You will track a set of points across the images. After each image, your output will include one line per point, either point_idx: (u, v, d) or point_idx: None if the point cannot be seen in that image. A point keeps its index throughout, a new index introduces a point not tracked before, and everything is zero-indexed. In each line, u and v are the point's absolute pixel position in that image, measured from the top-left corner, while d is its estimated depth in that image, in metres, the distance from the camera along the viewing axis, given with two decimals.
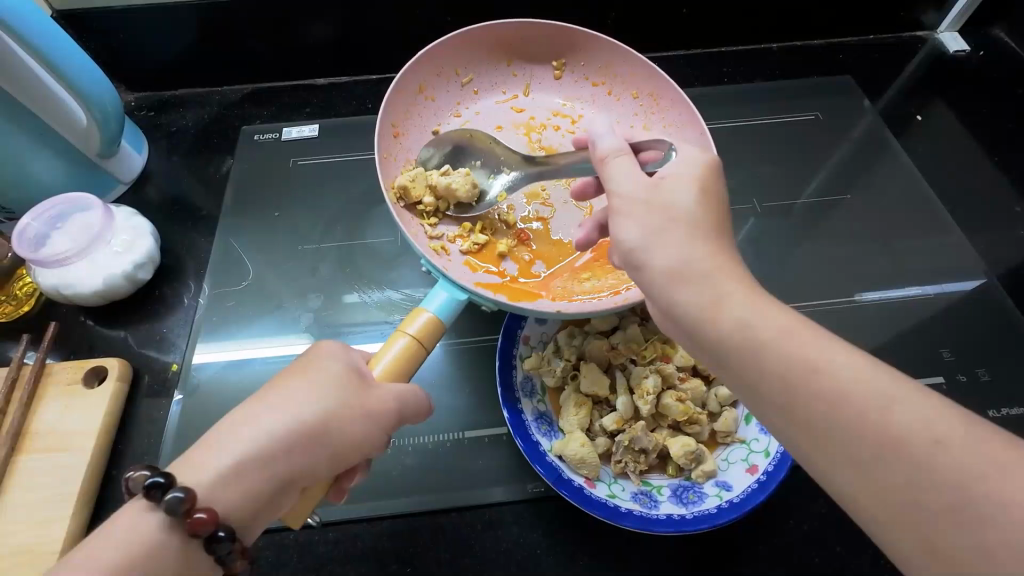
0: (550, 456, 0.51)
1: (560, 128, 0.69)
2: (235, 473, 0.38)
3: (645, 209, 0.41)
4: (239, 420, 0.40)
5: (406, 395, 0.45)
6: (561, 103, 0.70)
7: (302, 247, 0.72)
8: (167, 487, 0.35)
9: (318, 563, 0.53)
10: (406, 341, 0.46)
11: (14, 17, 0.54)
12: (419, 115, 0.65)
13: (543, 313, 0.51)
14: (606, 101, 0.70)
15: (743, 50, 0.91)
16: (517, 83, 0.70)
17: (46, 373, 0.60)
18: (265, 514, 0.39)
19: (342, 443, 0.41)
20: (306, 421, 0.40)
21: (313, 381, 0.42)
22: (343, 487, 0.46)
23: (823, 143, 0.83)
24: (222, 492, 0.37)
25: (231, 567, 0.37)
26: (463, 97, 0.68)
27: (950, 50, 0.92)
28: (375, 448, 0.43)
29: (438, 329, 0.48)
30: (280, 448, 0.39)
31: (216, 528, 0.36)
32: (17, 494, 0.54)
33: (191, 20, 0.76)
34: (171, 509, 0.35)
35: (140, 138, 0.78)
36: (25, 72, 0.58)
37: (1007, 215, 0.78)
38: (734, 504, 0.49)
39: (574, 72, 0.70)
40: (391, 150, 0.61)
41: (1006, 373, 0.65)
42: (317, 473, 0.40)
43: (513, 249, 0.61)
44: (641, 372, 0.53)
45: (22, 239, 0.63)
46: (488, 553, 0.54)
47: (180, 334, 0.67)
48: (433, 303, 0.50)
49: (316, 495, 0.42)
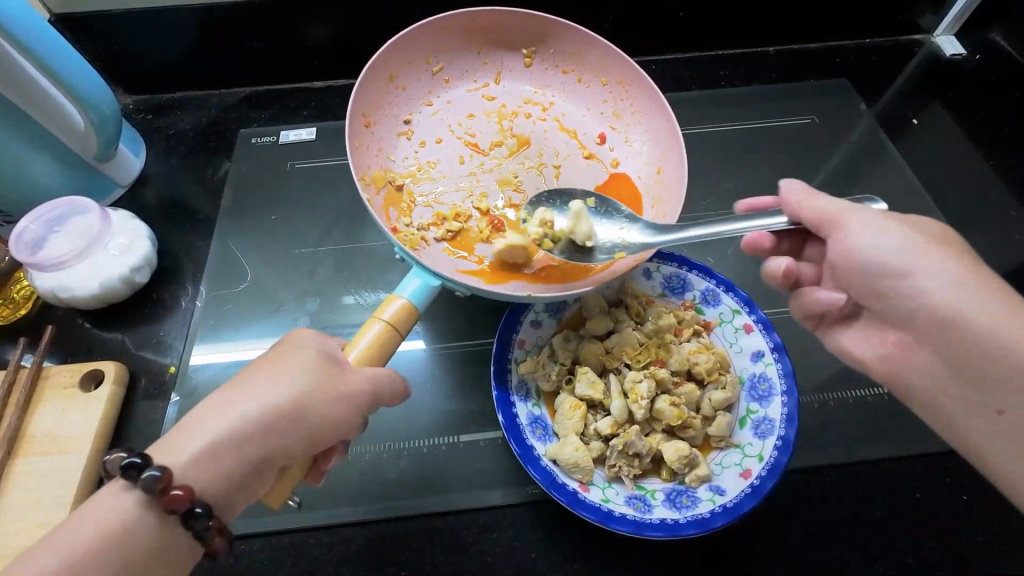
0: (545, 460, 0.51)
1: (531, 116, 0.70)
2: (209, 454, 0.38)
3: (887, 239, 0.46)
4: (216, 407, 0.40)
5: (382, 378, 0.46)
6: (532, 91, 0.71)
7: (299, 249, 0.72)
8: (143, 467, 0.36)
9: (315, 565, 0.54)
10: (380, 326, 0.48)
11: (15, 24, 0.54)
12: (390, 104, 0.66)
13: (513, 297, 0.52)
14: (576, 88, 0.70)
15: (741, 53, 0.91)
16: (488, 71, 0.71)
17: (44, 376, 0.61)
18: (245, 494, 0.40)
19: (317, 425, 0.41)
20: (279, 404, 0.40)
21: (286, 367, 0.42)
22: (321, 469, 0.46)
23: (821, 146, 0.83)
24: (198, 471, 0.38)
25: (209, 543, 0.38)
26: (434, 85, 0.69)
27: (947, 53, 0.92)
28: (350, 430, 0.44)
29: (411, 315, 0.50)
30: (253, 430, 0.39)
31: (192, 504, 0.36)
32: (14, 495, 0.54)
33: (190, 21, 0.76)
34: (147, 488, 0.36)
35: (138, 142, 0.78)
36: (26, 78, 0.59)
37: (1004, 217, 0.79)
38: (727, 509, 0.49)
39: (544, 59, 0.70)
40: (363, 139, 0.62)
41: None
42: (292, 454, 0.41)
43: (488, 236, 0.61)
44: (634, 377, 0.54)
45: (20, 241, 0.64)
46: (484, 555, 0.54)
47: (177, 335, 0.67)
48: (407, 289, 0.51)
49: (294, 478, 0.43)
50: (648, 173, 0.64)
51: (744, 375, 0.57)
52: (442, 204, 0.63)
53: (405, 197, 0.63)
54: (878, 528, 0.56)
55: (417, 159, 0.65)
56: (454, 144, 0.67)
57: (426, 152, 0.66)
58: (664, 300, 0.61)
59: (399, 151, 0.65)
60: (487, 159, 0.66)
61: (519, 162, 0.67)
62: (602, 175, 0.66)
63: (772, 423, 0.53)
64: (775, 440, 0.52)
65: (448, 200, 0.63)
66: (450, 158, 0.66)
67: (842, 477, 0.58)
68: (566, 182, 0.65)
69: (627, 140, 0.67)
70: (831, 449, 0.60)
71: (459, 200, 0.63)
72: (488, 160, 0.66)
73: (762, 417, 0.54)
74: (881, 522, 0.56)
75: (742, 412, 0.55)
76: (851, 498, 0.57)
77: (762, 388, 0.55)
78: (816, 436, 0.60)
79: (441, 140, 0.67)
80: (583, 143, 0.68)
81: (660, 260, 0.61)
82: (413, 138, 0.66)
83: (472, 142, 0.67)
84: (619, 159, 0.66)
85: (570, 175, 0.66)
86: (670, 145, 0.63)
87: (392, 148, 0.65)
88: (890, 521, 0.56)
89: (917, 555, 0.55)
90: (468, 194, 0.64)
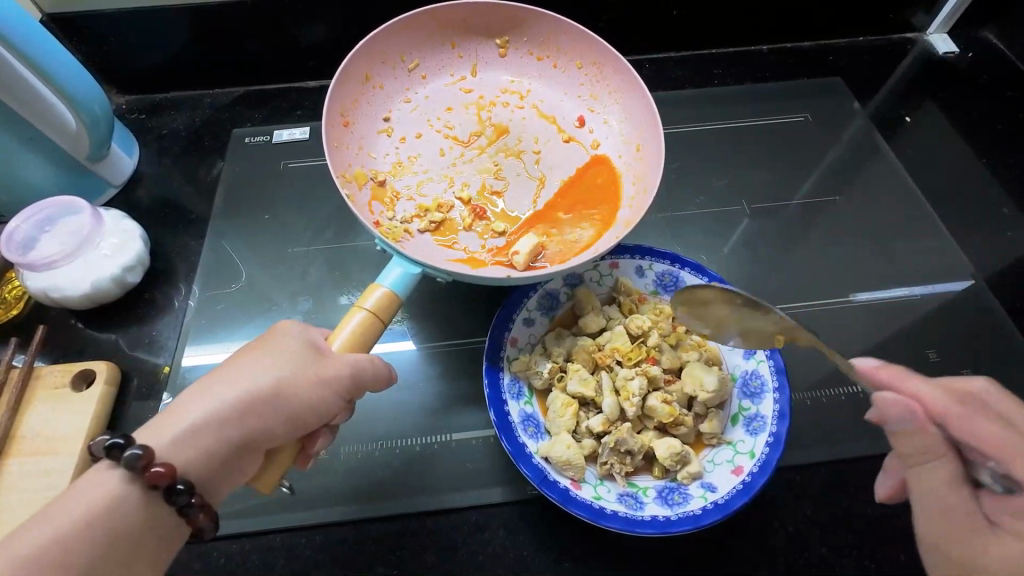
0: (537, 457, 0.51)
1: (509, 105, 0.70)
2: (193, 433, 0.39)
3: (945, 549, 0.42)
4: (199, 391, 0.41)
5: (363, 363, 0.46)
6: (509, 80, 0.71)
7: (291, 248, 0.72)
8: (126, 447, 0.36)
9: (305, 566, 0.53)
10: (361, 315, 0.48)
11: (11, 30, 0.55)
12: (369, 103, 0.66)
13: (495, 282, 0.53)
14: (553, 74, 0.70)
15: (734, 51, 0.91)
16: (464, 64, 0.71)
17: (36, 375, 0.61)
18: (229, 476, 0.40)
19: (299, 407, 0.42)
20: (260, 388, 0.41)
21: (267, 355, 0.43)
22: (308, 454, 0.47)
23: (813, 144, 0.83)
24: (182, 450, 0.38)
25: (194, 519, 0.39)
26: (411, 83, 0.69)
27: (940, 52, 0.92)
28: (331, 415, 0.44)
29: (393, 303, 0.49)
30: (234, 412, 0.40)
31: (174, 481, 0.37)
32: (3, 495, 0.54)
33: (183, 21, 0.76)
34: (129, 467, 0.36)
35: (132, 141, 0.78)
36: (26, 87, 0.59)
37: (996, 217, 0.79)
38: (719, 505, 0.49)
39: (519, 48, 0.70)
40: (342, 138, 0.62)
41: (995, 375, 0.65)
42: (274, 436, 0.41)
43: (471, 224, 0.61)
44: (627, 375, 0.54)
45: (11, 241, 0.63)
46: (475, 555, 0.54)
47: (170, 334, 0.67)
48: (387, 278, 0.50)
49: (281, 463, 0.43)
50: (628, 151, 0.65)
51: (737, 371, 0.56)
52: (424, 196, 0.63)
53: (387, 192, 0.63)
54: (869, 524, 0.56)
55: (398, 155, 0.65)
56: (435, 138, 0.67)
57: (406, 148, 0.66)
58: (657, 297, 0.61)
59: (380, 148, 0.65)
60: (467, 150, 0.67)
61: (498, 149, 0.67)
62: (582, 158, 0.66)
63: (764, 420, 0.53)
64: (767, 437, 0.52)
65: (430, 191, 0.63)
66: (430, 152, 0.66)
67: (833, 473, 0.59)
68: (547, 167, 0.65)
69: (606, 122, 0.67)
70: (824, 447, 0.59)
71: (441, 192, 0.64)
72: (468, 151, 0.67)
73: (754, 414, 0.54)
74: (873, 520, 0.56)
75: (735, 409, 0.55)
76: (842, 494, 0.58)
77: (755, 384, 0.55)
78: (808, 433, 0.60)
79: (421, 134, 0.67)
80: (561, 127, 0.68)
81: (652, 258, 0.61)
82: (393, 135, 0.66)
83: (451, 134, 0.67)
84: (598, 141, 0.67)
85: (550, 160, 0.66)
86: (647, 126, 0.63)
87: (372, 146, 0.65)
88: (882, 519, 0.56)
89: (910, 553, 0.55)
90: (450, 184, 0.64)
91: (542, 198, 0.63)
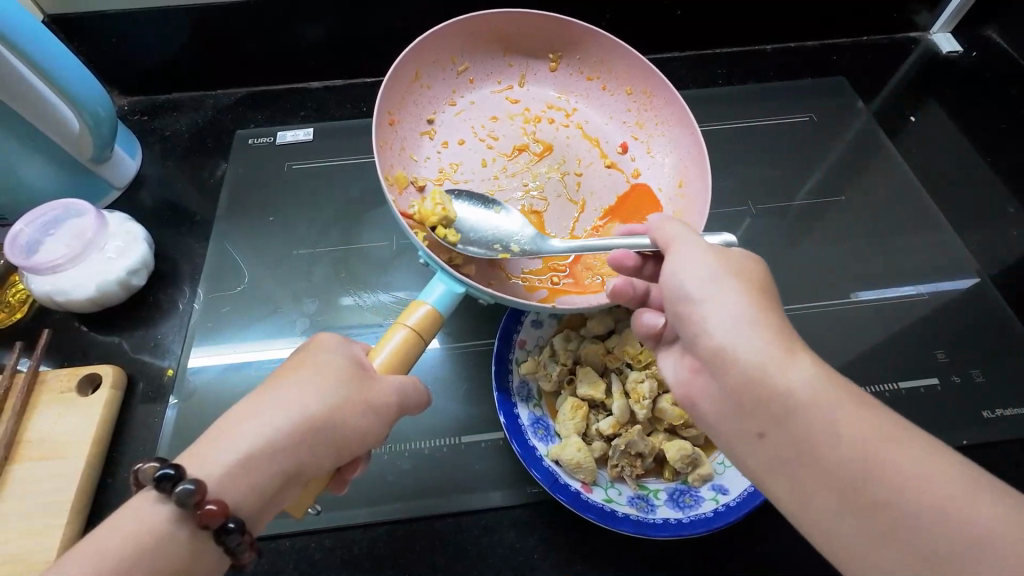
0: (547, 460, 0.51)
1: (554, 121, 0.69)
2: (243, 466, 0.38)
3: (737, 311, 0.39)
4: (243, 415, 0.41)
5: (406, 388, 0.46)
6: (555, 96, 0.71)
7: (297, 249, 0.72)
8: (177, 479, 0.36)
9: (314, 568, 0.53)
10: (404, 333, 0.47)
11: (7, 25, 0.54)
12: (415, 104, 0.65)
13: (538, 308, 0.52)
14: (600, 96, 0.70)
15: (738, 51, 0.91)
16: (513, 73, 0.70)
17: (40, 381, 0.60)
18: (271, 508, 0.40)
19: (343, 435, 0.42)
20: (307, 419, 0.41)
21: (314, 374, 0.43)
22: (344, 479, 0.47)
23: (818, 142, 0.83)
24: (231, 485, 0.38)
25: (239, 558, 0.38)
26: (458, 85, 0.68)
27: (944, 51, 0.92)
28: (376, 441, 0.44)
29: (436, 321, 0.49)
30: (285, 443, 0.40)
31: (226, 519, 0.36)
32: (8, 502, 0.54)
33: (185, 22, 0.76)
34: (181, 502, 0.35)
35: (134, 143, 0.77)
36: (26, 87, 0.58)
37: (1002, 216, 0.78)
38: (731, 507, 0.49)
39: (569, 65, 0.70)
40: (388, 138, 0.61)
41: (1003, 377, 0.65)
42: (320, 466, 0.41)
43: None
44: (636, 377, 0.53)
45: (14, 246, 0.63)
46: (486, 556, 0.54)
47: (176, 339, 0.66)
48: (432, 295, 0.50)
49: (317, 489, 0.43)
50: (669, 185, 0.65)
51: None
52: None
53: None
54: None
55: (440, 160, 0.65)
56: (477, 146, 0.67)
57: (449, 153, 0.66)
58: None
59: (422, 152, 0.65)
60: (510, 162, 0.66)
61: (542, 167, 0.66)
62: (622, 185, 0.66)
63: None
64: None
65: None
66: (473, 161, 0.66)
67: None
68: (587, 192, 0.65)
69: (650, 152, 0.67)
70: None
71: None
72: (512, 163, 0.66)
73: None
74: None
75: None
76: None
77: None
78: None
79: (464, 141, 0.67)
80: (605, 151, 0.68)
81: None
82: (436, 138, 0.66)
83: (495, 146, 0.67)
84: (640, 170, 0.67)
85: (592, 185, 0.66)
86: (692, 162, 0.63)
87: (415, 148, 0.64)
88: None
89: None
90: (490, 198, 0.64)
91: (581, 224, 0.63)
